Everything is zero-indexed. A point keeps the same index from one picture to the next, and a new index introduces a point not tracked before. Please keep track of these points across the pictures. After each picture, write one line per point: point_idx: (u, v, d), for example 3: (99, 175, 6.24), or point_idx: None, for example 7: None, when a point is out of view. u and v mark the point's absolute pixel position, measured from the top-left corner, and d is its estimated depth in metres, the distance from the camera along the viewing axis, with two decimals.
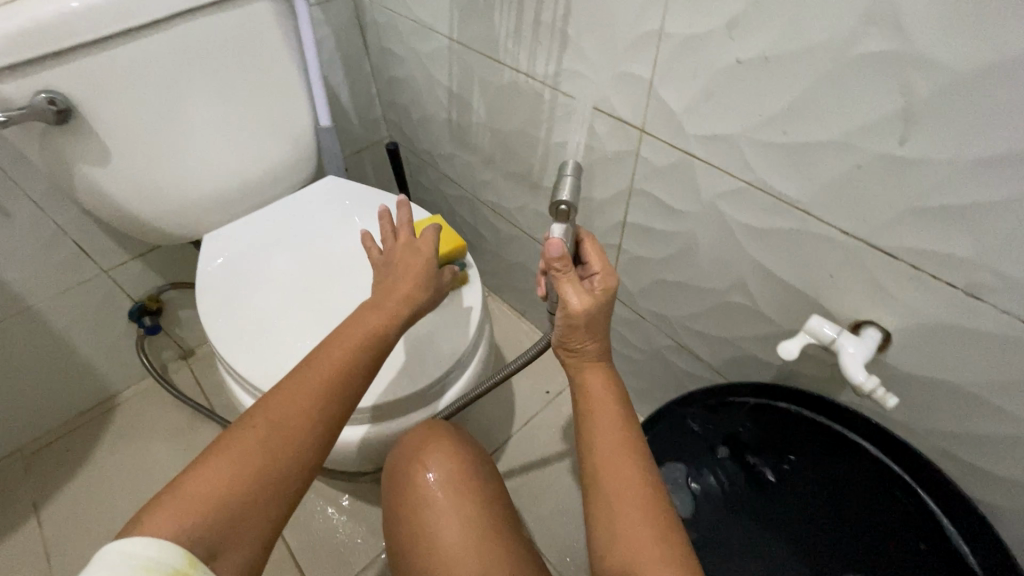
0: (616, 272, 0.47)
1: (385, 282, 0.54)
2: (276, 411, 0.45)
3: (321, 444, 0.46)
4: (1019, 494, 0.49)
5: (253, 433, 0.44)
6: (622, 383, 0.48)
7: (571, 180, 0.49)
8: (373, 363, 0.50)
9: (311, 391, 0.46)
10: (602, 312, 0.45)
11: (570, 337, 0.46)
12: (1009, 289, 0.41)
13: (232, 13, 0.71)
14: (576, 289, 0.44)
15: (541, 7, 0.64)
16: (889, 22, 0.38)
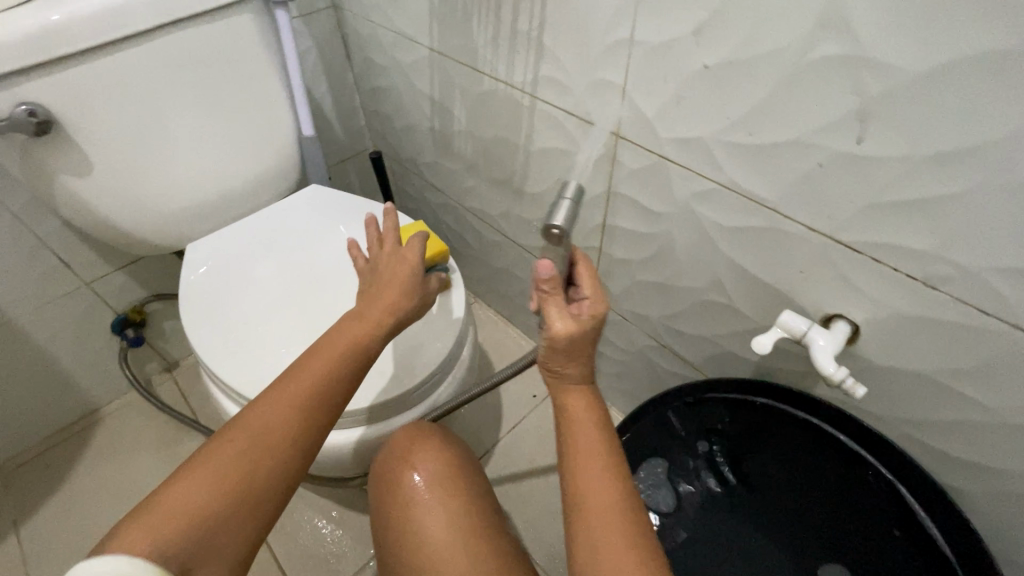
0: (605, 299, 0.45)
1: (369, 291, 0.53)
2: (253, 423, 0.44)
3: (299, 458, 0.45)
4: (987, 480, 0.50)
5: (230, 445, 0.43)
6: (605, 404, 0.46)
7: (569, 202, 0.50)
8: (354, 375, 0.49)
9: (289, 403, 0.46)
10: (587, 337, 0.44)
11: (553, 359, 0.45)
12: (966, 280, 0.43)
13: (213, 26, 0.72)
14: (561, 312, 0.44)
15: (516, 17, 0.65)
16: (841, 26, 0.40)
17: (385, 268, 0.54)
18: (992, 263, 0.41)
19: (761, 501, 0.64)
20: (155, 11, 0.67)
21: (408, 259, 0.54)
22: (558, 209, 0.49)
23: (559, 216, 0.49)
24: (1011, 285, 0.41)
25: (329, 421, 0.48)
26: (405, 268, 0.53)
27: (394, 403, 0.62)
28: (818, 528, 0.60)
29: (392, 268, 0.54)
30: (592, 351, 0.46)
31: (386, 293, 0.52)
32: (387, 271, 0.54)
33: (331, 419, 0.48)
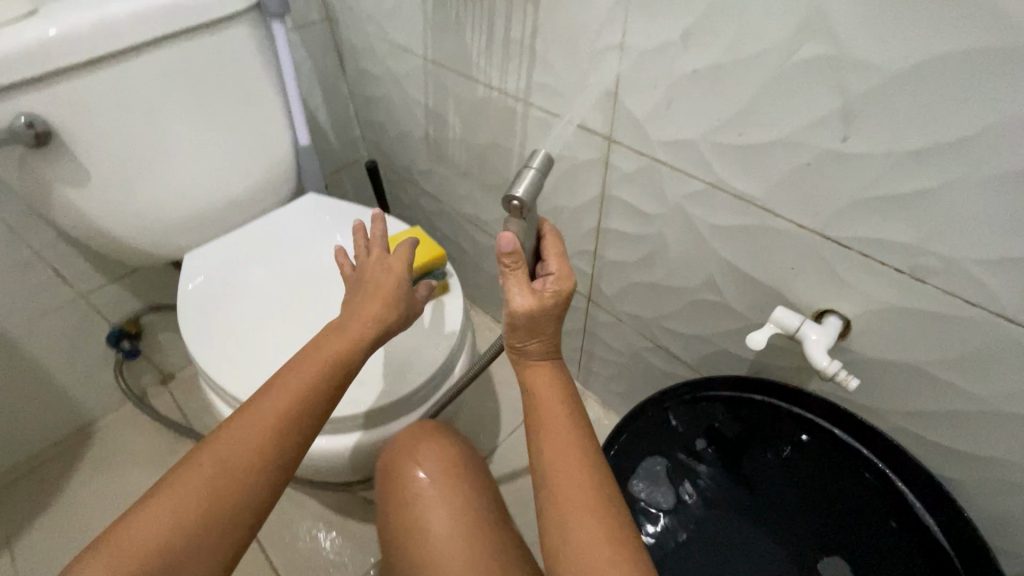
0: (571, 276, 0.45)
1: (353, 300, 0.52)
2: (233, 438, 0.44)
3: (281, 471, 0.45)
4: (978, 469, 0.51)
5: (211, 460, 0.43)
6: (570, 387, 0.48)
7: (534, 172, 0.44)
8: (338, 386, 0.49)
9: (270, 418, 0.45)
10: (550, 313, 0.45)
11: (517, 334, 0.46)
12: (950, 272, 0.44)
13: (211, 39, 0.74)
14: (523, 288, 0.44)
15: (509, 26, 0.67)
16: (824, 30, 0.42)
17: (371, 276, 0.54)
18: (975, 254, 0.42)
19: (760, 497, 0.63)
20: (153, 24, 0.68)
21: (394, 269, 0.53)
22: (522, 180, 0.44)
23: (522, 188, 0.43)
24: (993, 275, 0.42)
25: (313, 432, 0.47)
26: (392, 278, 0.53)
27: (392, 406, 0.62)
28: (818, 523, 0.60)
29: (377, 276, 0.53)
30: (555, 326, 0.47)
31: (370, 304, 0.51)
32: (372, 279, 0.53)
33: (315, 431, 0.47)
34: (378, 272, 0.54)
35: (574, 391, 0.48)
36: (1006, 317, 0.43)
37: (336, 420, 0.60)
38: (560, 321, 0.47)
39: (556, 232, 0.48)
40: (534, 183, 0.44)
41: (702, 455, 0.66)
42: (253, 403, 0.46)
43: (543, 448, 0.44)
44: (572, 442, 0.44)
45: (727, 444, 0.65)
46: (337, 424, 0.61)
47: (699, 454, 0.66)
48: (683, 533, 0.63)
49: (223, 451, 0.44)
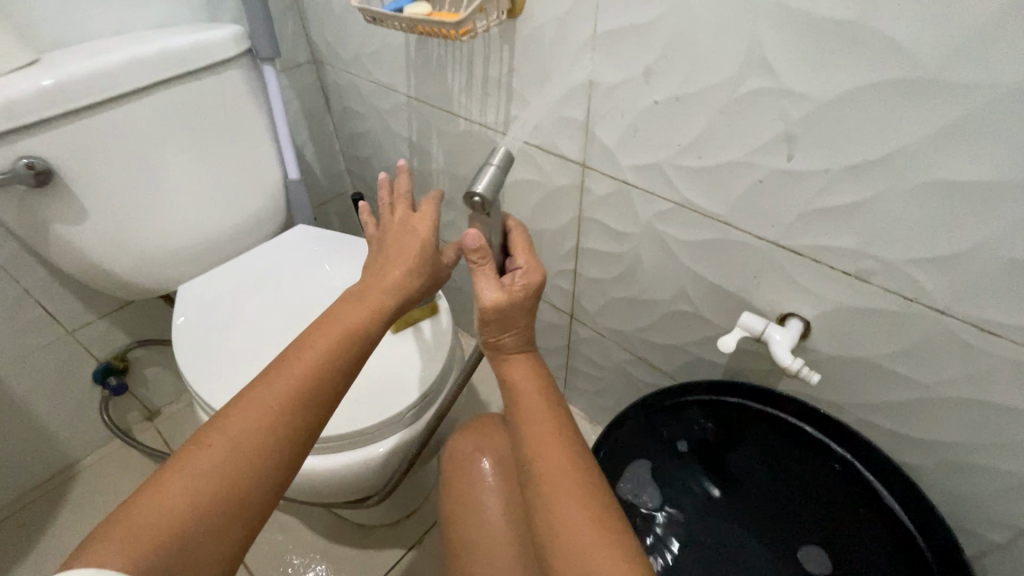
0: (539, 272, 0.51)
1: (379, 264, 0.57)
2: (254, 407, 0.46)
3: (300, 441, 0.48)
4: (933, 453, 0.56)
5: (232, 429, 0.45)
6: (543, 372, 0.55)
7: (493, 170, 0.50)
8: (351, 363, 0.52)
9: (290, 386, 0.48)
10: (520, 305, 0.51)
11: (491, 327, 0.52)
12: (889, 272, 0.50)
13: (209, 81, 0.78)
14: (493, 282, 0.49)
15: (487, 65, 0.73)
16: (764, 66, 0.48)
17: (395, 239, 0.58)
18: (909, 255, 0.48)
19: (741, 493, 0.66)
20: (154, 69, 0.72)
21: (420, 232, 0.57)
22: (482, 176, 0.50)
23: (481, 183, 0.49)
24: (925, 273, 0.47)
25: (329, 406, 0.50)
26: (416, 242, 0.56)
27: (388, 423, 0.64)
28: (793, 515, 0.63)
29: (402, 241, 0.57)
30: (525, 318, 0.52)
31: (393, 270, 0.55)
32: (395, 244, 0.57)
33: (331, 405, 0.50)
34: (402, 235, 0.57)
35: (546, 375, 0.55)
36: (941, 310, 0.48)
37: (334, 438, 0.62)
38: (530, 313, 0.53)
39: (521, 232, 0.55)
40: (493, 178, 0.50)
41: (684, 457, 0.69)
42: (271, 375, 0.49)
43: (523, 422, 0.50)
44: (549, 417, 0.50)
45: (706, 446, 0.69)
46: (335, 442, 0.63)
47: (682, 456, 0.69)
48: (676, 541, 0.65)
49: (245, 419, 0.46)
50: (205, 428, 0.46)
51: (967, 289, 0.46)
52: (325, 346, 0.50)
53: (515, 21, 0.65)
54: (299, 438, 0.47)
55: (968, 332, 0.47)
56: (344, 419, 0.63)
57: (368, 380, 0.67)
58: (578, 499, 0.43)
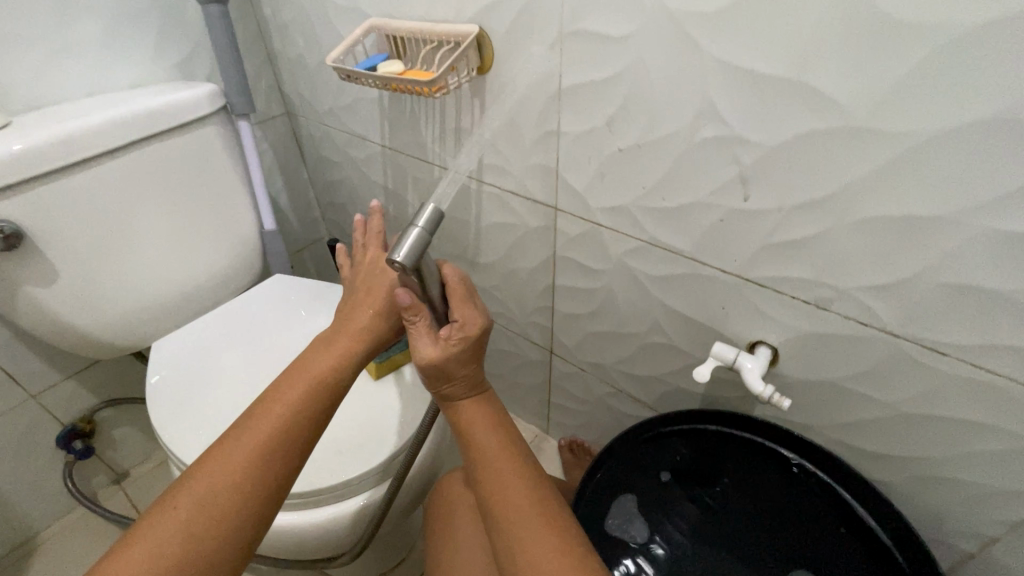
0: (476, 323, 0.52)
1: (349, 306, 0.57)
2: (221, 464, 0.46)
3: (269, 498, 0.46)
4: (901, 468, 0.59)
5: (199, 488, 0.44)
6: (495, 414, 0.56)
7: (418, 233, 0.45)
8: (322, 412, 0.51)
9: (260, 439, 0.47)
10: (458, 357, 0.52)
11: (433, 379, 0.53)
12: (844, 300, 0.53)
13: (185, 138, 0.80)
14: (428, 338, 0.51)
15: (459, 116, 0.76)
16: (716, 117, 0.52)
17: (364, 281, 0.58)
18: (861, 282, 0.51)
19: (727, 523, 0.66)
20: (130, 129, 0.73)
21: (387, 272, 0.57)
22: (404, 243, 0.45)
23: (402, 253, 0.44)
24: (875, 299, 0.51)
25: (300, 457, 0.50)
26: (383, 283, 0.56)
27: (372, 472, 0.64)
28: (779, 542, 0.63)
29: (371, 282, 0.57)
30: (466, 368, 0.53)
31: (362, 312, 0.56)
32: (365, 286, 0.58)
33: (303, 455, 0.50)
34: (370, 278, 0.58)
35: (502, 418, 0.56)
36: (893, 332, 0.52)
37: (316, 491, 0.61)
38: (471, 362, 0.54)
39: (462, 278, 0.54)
40: (417, 245, 0.44)
41: (669, 488, 0.70)
42: (238, 429, 0.48)
43: (488, 467, 0.51)
44: (511, 460, 0.52)
45: (689, 476, 0.70)
46: (323, 496, 0.62)
47: (667, 487, 0.70)
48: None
49: (212, 478, 0.45)
50: (169, 490, 0.45)
51: (915, 313, 0.49)
52: (294, 395, 0.50)
53: (485, 77, 0.69)
54: (268, 492, 0.46)
55: (919, 352, 0.51)
56: (328, 472, 0.62)
57: (351, 431, 0.66)
58: (544, 540, 0.45)
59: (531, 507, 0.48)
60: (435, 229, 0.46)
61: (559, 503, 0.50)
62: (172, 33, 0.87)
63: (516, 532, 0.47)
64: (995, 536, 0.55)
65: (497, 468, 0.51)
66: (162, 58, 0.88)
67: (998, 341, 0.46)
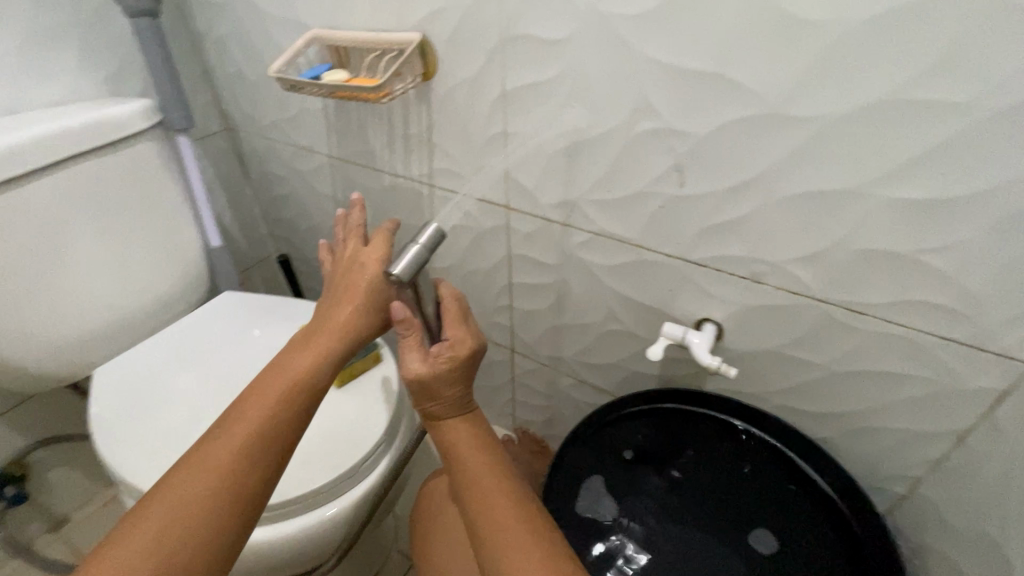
0: (467, 342, 0.55)
1: (328, 303, 0.56)
2: (197, 470, 0.45)
3: (247, 505, 0.46)
4: (835, 424, 0.64)
5: (174, 495, 0.44)
6: (480, 431, 0.57)
7: (416, 250, 0.48)
8: (300, 414, 0.51)
9: (238, 442, 0.47)
10: (444, 375, 0.54)
11: (418, 396, 0.56)
12: (777, 273, 0.58)
13: (119, 154, 0.77)
14: (416, 355, 0.54)
15: (407, 123, 0.78)
16: (649, 111, 0.56)
17: (344, 276, 0.57)
18: (788, 256, 0.56)
19: (689, 494, 0.69)
20: (60, 146, 0.70)
21: (369, 268, 0.56)
22: (403, 257, 0.48)
23: (401, 264, 0.48)
24: (803, 269, 0.56)
25: (281, 459, 0.49)
26: (365, 279, 0.56)
27: (342, 478, 0.63)
28: (737, 504, 0.67)
29: (352, 277, 0.57)
30: (452, 388, 0.56)
31: (342, 308, 0.55)
32: (345, 281, 0.56)
33: (284, 456, 0.49)
34: (351, 274, 0.57)
35: (485, 434, 0.57)
36: (820, 298, 0.57)
37: (284, 502, 0.60)
38: (457, 381, 0.56)
39: (454, 300, 0.57)
40: (414, 261, 0.48)
41: (632, 465, 0.72)
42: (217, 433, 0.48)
43: (471, 479, 0.52)
44: (495, 472, 0.52)
45: (650, 454, 0.72)
46: (294, 506, 0.61)
47: (630, 464, 0.72)
48: (638, 558, 0.65)
49: (189, 483, 0.44)
50: (144, 498, 0.45)
51: (836, 279, 0.55)
52: (273, 396, 0.50)
53: (430, 83, 0.71)
54: (247, 499, 0.46)
55: (843, 314, 0.56)
56: (297, 482, 0.61)
57: (317, 439, 0.66)
58: (527, 553, 0.44)
59: (514, 515, 0.48)
60: (434, 247, 0.49)
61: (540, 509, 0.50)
62: (100, 49, 0.84)
63: (499, 542, 0.46)
64: (921, 477, 0.61)
65: (482, 478, 0.52)
66: (89, 74, 0.84)
67: (907, 297, 0.52)
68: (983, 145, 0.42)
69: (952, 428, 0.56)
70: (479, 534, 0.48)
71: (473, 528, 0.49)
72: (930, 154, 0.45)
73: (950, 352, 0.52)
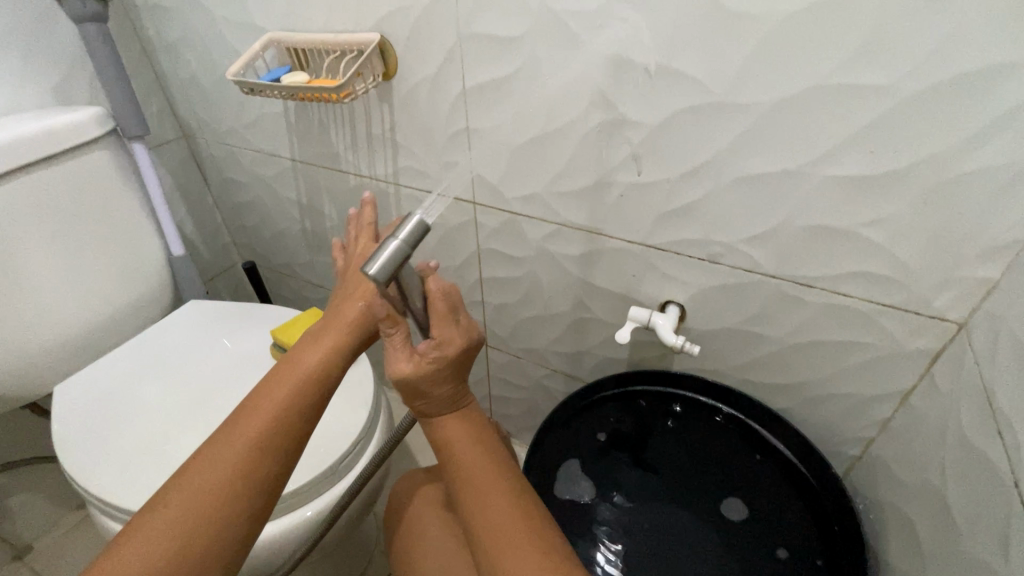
0: (455, 338, 0.50)
1: (339, 301, 0.58)
2: (213, 461, 0.46)
3: (264, 494, 0.47)
4: (793, 394, 0.68)
5: (191, 485, 0.45)
6: (475, 426, 0.56)
7: (395, 245, 0.40)
8: (312, 403, 0.52)
9: (251, 435, 0.48)
10: (432, 375, 0.51)
11: (407, 393, 0.53)
12: (732, 253, 0.61)
13: (71, 163, 0.75)
14: (402, 355, 0.50)
15: (370, 123, 0.78)
16: (604, 101, 0.58)
17: (354, 274, 0.59)
18: (741, 235, 0.60)
19: (662, 470, 0.72)
20: (7, 157, 0.67)
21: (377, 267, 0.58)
22: (380, 255, 0.40)
23: (376, 265, 0.40)
24: (755, 248, 0.60)
25: (292, 452, 0.50)
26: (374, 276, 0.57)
27: (324, 476, 0.63)
28: (707, 476, 0.70)
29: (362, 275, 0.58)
30: (442, 386, 0.53)
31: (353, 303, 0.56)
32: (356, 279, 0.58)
33: (297, 448, 0.50)
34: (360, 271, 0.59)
35: (480, 428, 0.56)
36: (772, 275, 0.60)
37: None
38: (447, 379, 0.53)
39: (449, 289, 0.50)
40: (392, 259, 0.40)
41: (607, 446, 0.75)
42: (233, 422, 0.49)
43: (464, 478, 0.52)
44: (492, 471, 0.52)
45: (623, 435, 0.75)
46: (283, 504, 0.61)
47: (604, 446, 0.75)
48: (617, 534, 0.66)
49: (205, 476, 0.46)
50: (162, 487, 0.46)
51: (786, 256, 0.58)
52: (285, 390, 0.51)
53: (391, 83, 0.72)
54: (262, 487, 0.47)
55: (794, 288, 0.60)
56: None
57: None
58: (523, 557, 0.44)
59: (510, 517, 0.48)
60: (418, 242, 0.41)
61: (538, 507, 0.50)
62: (45, 56, 0.82)
63: (494, 546, 0.46)
64: (873, 438, 0.65)
65: (476, 477, 0.51)
66: (35, 83, 0.82)
67: (851, 268, 0.56)
68: (906, 124, 0.46)
69: (897, 389, 0.60)
70: (475, 536, 0.48)
71: (467, 530, 0.49)
72: (861, 135, 0.48)
73: (892, 319, 0.56)
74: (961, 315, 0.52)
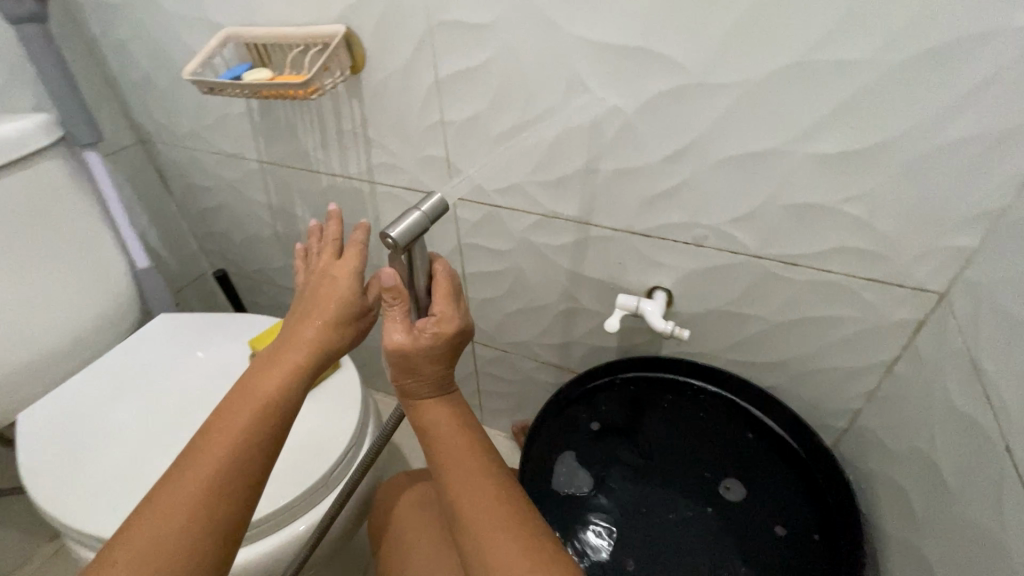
0: (456, 317, 0.49)
1: (294, 316, 0.50)
2: (164, 511, 0.40)
3: (225, 542, 0.41)
4: (780, 370, 0.69)
5: (141, 540, 0.39)
6: (459, 412, 0.52)
7: (416, 215, 0.43)
8: (273, 434, 0.45)
9: (199, 486, 0.41)
10: (427, 352, 0.48)
11: (396, 370, 0.50)
12: (716, 235, 0.61)
13: (18, 176, 0.70)
14: (400, 326, 0.47)
15: (340, 119, 0.75)
16: (580, 87, 0.57)
17: (314, 289, 0.51)
18: (724, 217, 0.60)
19: (656, 455, 0.72)
20: None
21: (340, 281, 0.50)
22: (402, 220, 0.43)
23: (398, 228, 0.42)
24: (739, 229, 0.60)
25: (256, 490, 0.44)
26: (341, 286, 0.50)
27: (315, 488, 0.61)
28: (700, 458, 0.71)
29: (323, 288, 0.50)
30: (435, 366, 0.50)
31: (311, 319, 0.49)
32: (316, 292, 0.50)
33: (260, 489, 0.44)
34: (323, 285, 0.50)
35: (466, 414, 0.52)
36: (758, 254, 0.60)
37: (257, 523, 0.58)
38: (440, 362, 0.50)
39: (454, 274, 0.51)
40: (411, 227, 0.43)
41: (600, 436, 0.74)
42: (184, 465, 0.42)
43: (445, 466, 0.48)
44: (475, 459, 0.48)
45: (616, 423, 0.75)
46: (254, 531, 0.59)
47: (598, 436, 0.74)
48: (613, 527, 0.66)
49: (146, 536, 0.39)
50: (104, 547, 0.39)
51: (770, 235, 0.58)
52: (235, 427, 0.44)
53: (359, 77, 0.69)
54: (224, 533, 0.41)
55: (779, 267, 0.60)
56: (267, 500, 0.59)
57: (287, 453, 0.63)
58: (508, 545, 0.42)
59: (495, 504, 0.45)
60: (434, 218, 0.45)
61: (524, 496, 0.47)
62: None
63: (478, 532, 0.44)
64: (859, 409, 0.66)
65: (457, 465, 0.48)
66: None
67: (834, 244, 0.56)
68: (884, 98, 0.46)
69: (883, 360, 0.61)
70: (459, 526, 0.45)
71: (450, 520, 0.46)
72: (841, 110, 0.48)
73: (874, 291, 0.57)
74: (942, 284, 0.53)
